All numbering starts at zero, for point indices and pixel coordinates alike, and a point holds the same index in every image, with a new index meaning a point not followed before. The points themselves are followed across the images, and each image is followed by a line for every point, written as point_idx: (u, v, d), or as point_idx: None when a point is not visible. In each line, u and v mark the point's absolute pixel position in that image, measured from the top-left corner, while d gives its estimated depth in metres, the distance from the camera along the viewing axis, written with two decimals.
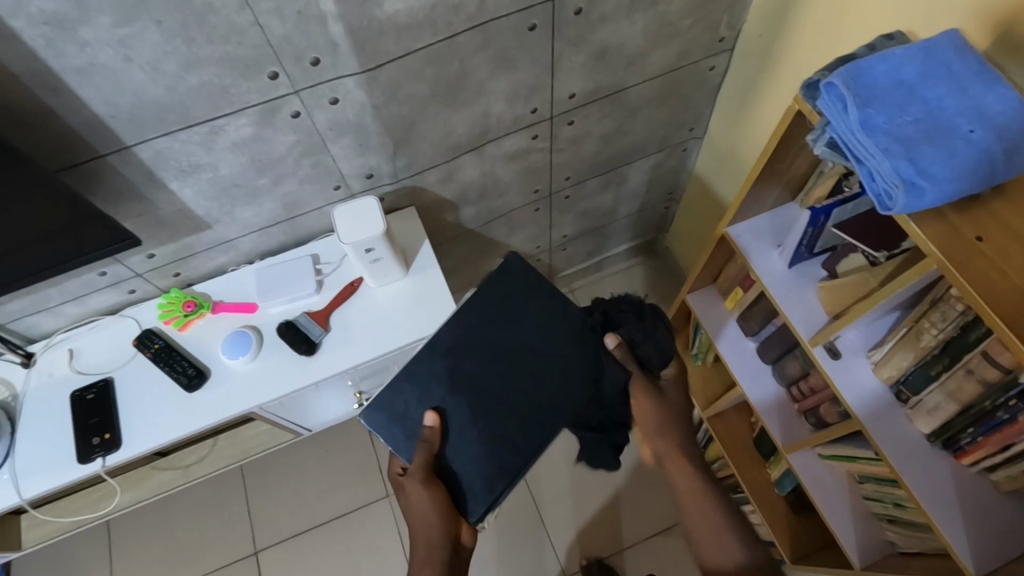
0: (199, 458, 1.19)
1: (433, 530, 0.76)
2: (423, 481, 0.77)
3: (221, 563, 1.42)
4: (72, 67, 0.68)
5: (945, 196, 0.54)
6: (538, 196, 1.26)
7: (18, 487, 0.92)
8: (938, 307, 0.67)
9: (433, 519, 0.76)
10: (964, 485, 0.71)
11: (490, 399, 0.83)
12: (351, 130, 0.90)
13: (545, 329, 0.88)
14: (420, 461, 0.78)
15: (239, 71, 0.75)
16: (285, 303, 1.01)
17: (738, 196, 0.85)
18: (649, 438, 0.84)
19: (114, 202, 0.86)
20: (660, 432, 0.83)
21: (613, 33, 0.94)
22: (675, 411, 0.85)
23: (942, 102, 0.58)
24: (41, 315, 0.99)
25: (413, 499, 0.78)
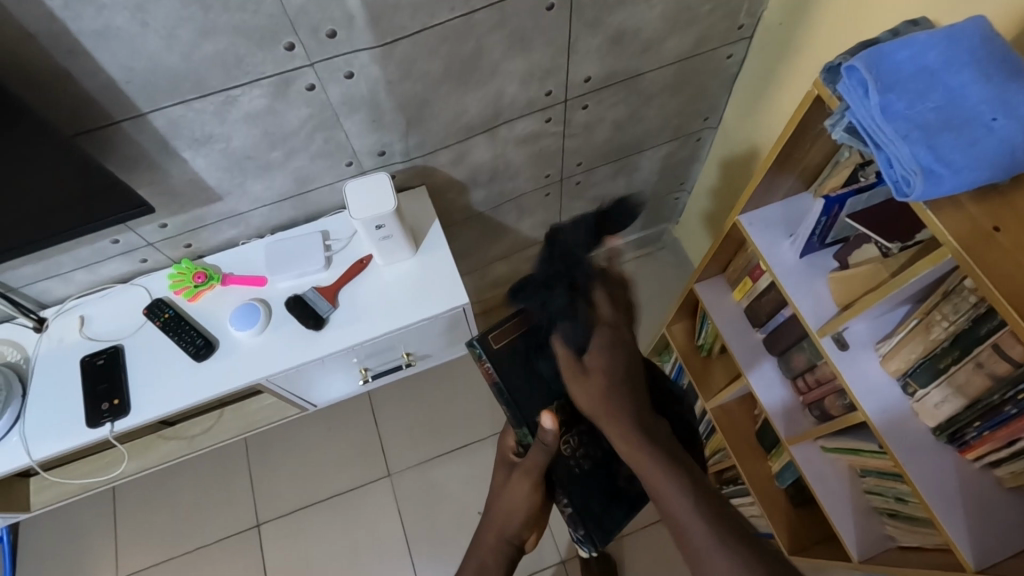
0: (204, 429, 1.21)
1: (510, 523, 0.77)
2: (530, 486, 0.76)
3: (223, 535, 1.44)
4: (90, 30, 0.68)
5: (963, 184, 0.54)
6: (549, 180, 1.25)
7: (28, 447, 0.93)
8: (951, 299, 0.66)
9: (516, 515, 0.77)
10: (968, 480, 0.70)
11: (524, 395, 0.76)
12: (364, 105, 0.90)
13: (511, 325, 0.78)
14: (537, 461, 0.74)
15: (254, 41, 0.75)
16: (295, 278, 1.02)
17: (751, 183, 0.84)
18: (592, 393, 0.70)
19: (128, 170, 0.86)
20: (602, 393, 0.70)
21: (631, 16, 0.93)
22: (602, 386, 0.70)
23: (965, 89, 0.57)
24: (52, 280, 1.01)
25: (514, 489, 0.77)
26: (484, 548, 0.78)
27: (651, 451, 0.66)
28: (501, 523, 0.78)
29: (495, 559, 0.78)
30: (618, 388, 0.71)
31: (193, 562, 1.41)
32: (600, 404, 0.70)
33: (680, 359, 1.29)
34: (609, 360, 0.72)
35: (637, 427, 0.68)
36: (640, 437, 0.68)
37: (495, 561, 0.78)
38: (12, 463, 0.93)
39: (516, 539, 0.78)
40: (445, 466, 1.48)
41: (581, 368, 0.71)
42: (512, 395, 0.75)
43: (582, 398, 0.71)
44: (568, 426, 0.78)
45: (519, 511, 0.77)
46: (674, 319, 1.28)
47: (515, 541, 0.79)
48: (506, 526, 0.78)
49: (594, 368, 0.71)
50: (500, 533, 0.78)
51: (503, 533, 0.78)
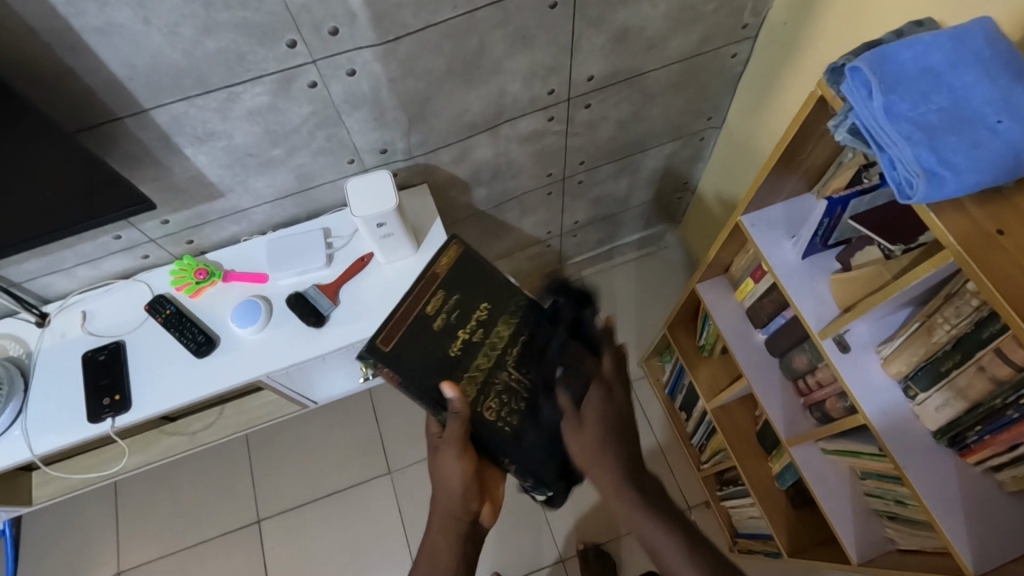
0: (206, 426, 1.21)
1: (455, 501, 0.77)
2: (457, 455, 0.74)
3: (223, 530, 1.44)
4: (92, 26, 0.68)
5: (967, 187, 0.53)
6: (552, 179, 1.25)
7: (29, 442, 0.94)
8: (953, 302, 0.66)
9: (456, 494, 0.77)
10: (969, 483, 0.70)
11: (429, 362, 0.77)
12: (366, 102, 0.90)
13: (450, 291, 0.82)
14: (455, 430, 0.73)
15: (256, 38, 0.75)
16: (296, 275, 1.02)
17: (753, 184, 0.84)
18: (588, 457, 0.72)
19: (130, 166, 0.86)
20: (599, 451, 0.72)
21: (635, 14, 0.92)
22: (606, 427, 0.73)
23: (969, 91, 0.56)
24: (55, 276, 1.01)
25: (446, 469, 0.76)
26: (435, 529, 0.79)
27: (642, 515, 0.71)
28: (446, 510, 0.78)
29: (446, 543, 0.78)
30: (614, 444, 0.73)
31: (194, 557, 1.42)
32: (595, 458, 0.72)
33: (682, 359, 1.28)
34: (600, 421, 0.73)
35: (627, 494, 0.72)
36: (630, 492, 0.72)
37: (447, 542, 0.78)
38: (13, 458, 0.93)
39: (465, 515, 0.79)
40: None
41: (574, 419, 0.73)
42: (408, 365, 0.76)
43: (576, 448, 0.72)
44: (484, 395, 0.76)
45: (456, 486, 0.76)
46: (675, 319, 1.28)
47: (467, 517, 0.79)
48: (452, 509, 0.78)
49: (586, 436, 0.72)
50: (449, 515, 0.78)
51: (450, 515, 0.79)
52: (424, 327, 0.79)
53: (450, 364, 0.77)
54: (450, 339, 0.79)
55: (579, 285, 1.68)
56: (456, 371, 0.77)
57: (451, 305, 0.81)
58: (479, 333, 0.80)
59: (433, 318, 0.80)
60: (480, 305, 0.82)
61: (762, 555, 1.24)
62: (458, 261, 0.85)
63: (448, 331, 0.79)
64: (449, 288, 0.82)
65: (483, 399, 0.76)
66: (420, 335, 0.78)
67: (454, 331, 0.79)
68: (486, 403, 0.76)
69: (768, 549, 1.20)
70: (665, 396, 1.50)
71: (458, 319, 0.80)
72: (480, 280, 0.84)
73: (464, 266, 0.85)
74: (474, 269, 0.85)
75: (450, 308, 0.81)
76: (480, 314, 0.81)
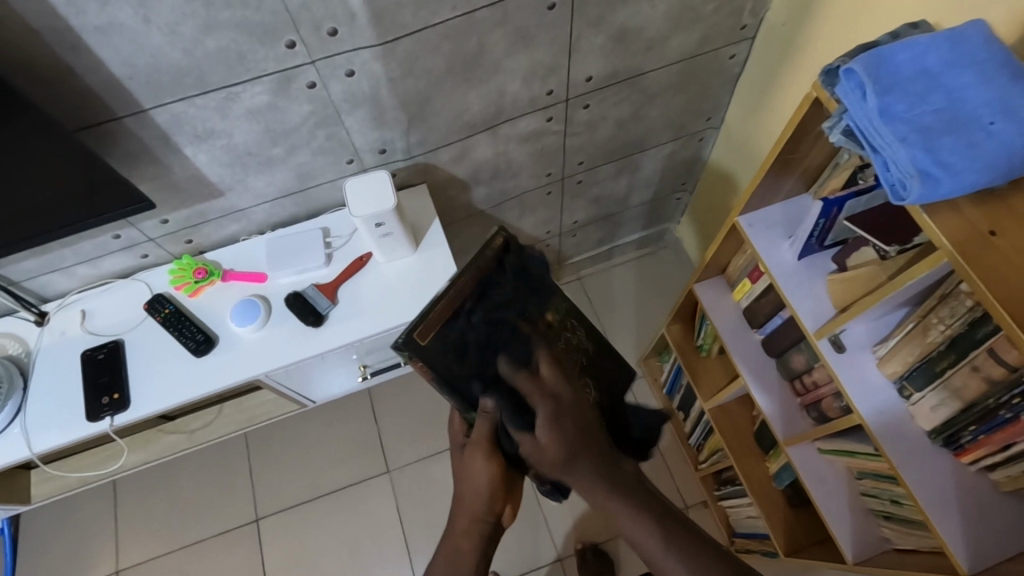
0: (205, 424, 1.21)
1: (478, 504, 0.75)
2: (486, 456, 0.73)
3: (222, 528, 1.45)
4: (92, 26, 0.69)
5: (961, 188, 0.54)
6: (551, 178, 1.25)
7: (29, 441, 0.94)
8: (948, 302, 0.66)
9: (482, 496, 0.75)
10: (963, 483, 0.70)
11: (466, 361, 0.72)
12: (365, 102, 0.90)
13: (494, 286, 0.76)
14: (486, 430, 0.72)
15: (256, 37, 0.75)
16: (295, 274, 1.02)
17: (751, 185, 0.84)
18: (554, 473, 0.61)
19: (129, 165, 0.87)
20: (564, 464, 0.60)
21: (633, 15, 0.92)
22: (563, 437, 0.61)
23: (964, 92, 0.57)
24: (55, 275, 1.02)
25: (473, 471, 0.74)
26: (456, 533, 0.76)
27: (620, 507, 0.60)
28: (470, 511, 0.75)
29: (468, 545, 0.75)
30: (583, 453, 0.61)
31: (193, 554, 1.42)
32: (560, 470, 0.61)
33: (680, 359, 1.29)
34: (558, 436, 0.60)
35: (613, 494, 0.60)
36: (613, 497, 0.61)
37: (469, 545, 0.75)
38: (12, 457, 0.93)
39: (490, 518, 0.76)
40: (444, 463, 1.48)
41: (528, 435, 0.63)
42: (444, 363, 0.71)
43: (542, 469, 0.62)
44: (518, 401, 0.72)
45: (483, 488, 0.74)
46: (674, 319, 1.29)
47: (490, 519, 0.76)
48: (476, 510, 0.75)
49: (547, 452, 0.61)
50: (472, 517, 0.75)
51: (474, 517, 0.76)
52: (466, 324, 0.73)
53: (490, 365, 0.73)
54: (493, 341, 0.73)
55: (578, 284, 1.68)
56: (492, 372, 0.71)
57: (498, 304, 0.75)
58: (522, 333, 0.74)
59: (476, 314, 0.74)
60: (530, 306, 0.77)
61: (760, 555, 1.24)
62: (504, 252, 0.78)
63: (489, 328, 0.73)
64: (497, 285, 0.76)
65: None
66: (462, 333, 0.73)
67: (496, 329, 0.73)
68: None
69: (766, 548, 1.20)
70: (663, 396, 1.51)
71: (504, 320, 0.75)
72: (529, 278, 0.79)
73: (510, 260, 0.78)
74: (520, 263, 0.78)
75: (497, 307, 0.75)
76: (528, 316, 0.76)
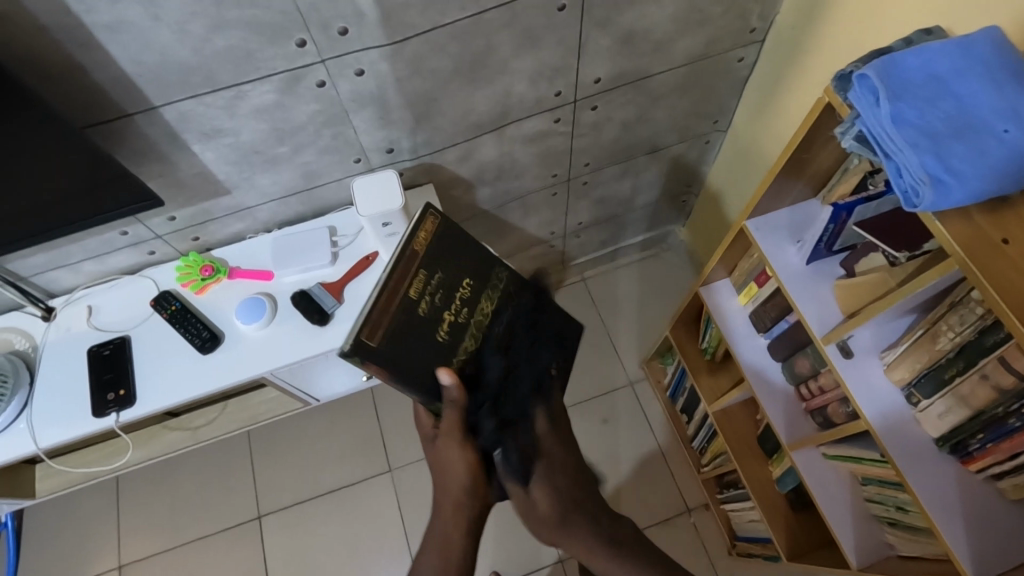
0: (208, 421, 1.21)
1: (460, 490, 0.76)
2: (458, 441, 0.74)
3: (224, 525, 1.45)
4: (103, 23, 0.69)
5: (972, 195, 0.54)
6: (556, 180, 1.25)
7: (34, 436, 0.94)
8: (957, 310, 0.66)
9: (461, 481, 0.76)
10: (969, 491, 0.70)
11: (415, 353, 0.74)
12: (373, 102, 0.90)
13: (431, 269, 0.79)
14: (452, 419, 0.74)
15: (266, 36, 0.76)
16: (301, 273, 1.02)
17: (760, 187, 0.84)
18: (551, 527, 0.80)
19: (137, 162, 0.87)
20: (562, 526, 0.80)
21: (641, 17, 0.92)
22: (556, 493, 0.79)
23: (976, 100, 0.56)
24: (61, 270, 1.02)
25: (447, 458, 0.76)
26: (445, 521, 0.78)
27: (603, 560, 0.82)
28: (452, 497, 0.77)
29: (455, 533, 0.78)
30: (572, 512, 0.80)
31: (194, 551, 1.43)
32: (555, 525, 0.80)
33: (684, 361, 1.28)
34: (549, 492, 0.78)
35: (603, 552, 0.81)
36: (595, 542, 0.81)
37: (458, 532, 0.78)
38: (18, 451, 0.94)
39: (473, 502, 0.77)
40: None
41: (525, 495, 0.78)
42: (394, 360, 0.73)
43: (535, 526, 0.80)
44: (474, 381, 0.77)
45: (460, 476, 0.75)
46: (677, 322, 1.28)
47: (474, 504, 0.77)
48: (458, 496, 0.77)
49: (541, 509, 0.78)
50: (455, 502, 0.77)
51: (458, 502, 0.77)
52: (407, 313, 0.75)
53: (439, 350, 0.76)
54: (437, 324, 0.77)
55: (582, 285, 1.68)
56: (446, 357, 0.76)
57: (434, 285, 0.79)
58: (462, 313, 0.79)
59: (417, 303, 0.77)
60: (465, 281, 0.81)
61: (762, 560, 1.24)
62: (437, 232, 0.82)
63: (433, 315, 0.77)
64: (431, 266, 0.79)
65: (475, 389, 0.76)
66: (406, 322, 0.75)
67: (439, 314, 0.78)
68: (478, 390, 0.76)
69: (768, 553, 1.20)
70: (666, 399, 1.50)
71: (443, 300, 0.79)
72: (463, 254, 0.83)
73: (442, 236, 0.82)
74: (453, 238, 0.83)
75: (434, 289, 0.79)
76: (463, 291, 0.81)
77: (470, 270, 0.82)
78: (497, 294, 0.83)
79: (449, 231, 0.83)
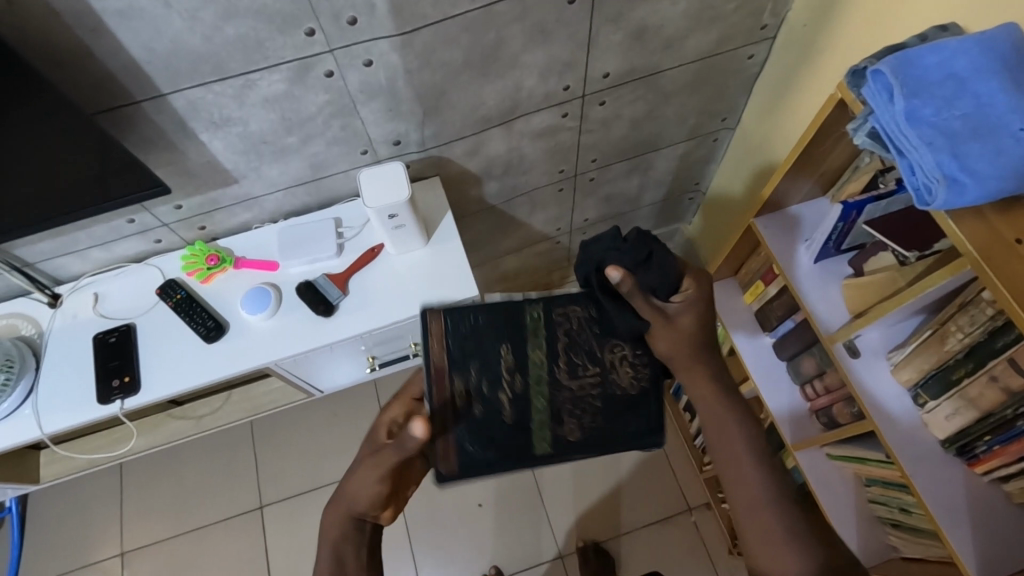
0: (211, 411, 1.22)
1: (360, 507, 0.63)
2: (383, 473, 0.63)
3: (225, 514, 1.45)
4: (113, 9, 0.69)
5: (987, 195, 0.53)
6: (563, 175, 1.25)
7: (39, 421, 0.95)
8: (967, 310, 0.65)
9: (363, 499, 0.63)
10: (975, 493, 0.70)
11: (492, 441, 0.72)
12: (382, 93, 0.90)
13: (467, 360, 0.76)
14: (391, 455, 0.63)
15: (276, 25, 0.75)
16: (306, 264, 1.02)
17: (769, 186, 0.84)
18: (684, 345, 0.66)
19: (145, 150, 0.87)
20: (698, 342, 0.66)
21: (653, 13, 0.92)
22: (689, 334, 0.66)
23: (994, 98, 0.55)
24: (68, 257, 1.02)
25: (357, 482, 0.63)
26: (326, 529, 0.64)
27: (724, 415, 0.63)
28: (345, 502, 0.64)
29: (344, 541, 0.63)
30: (705, 341, 0.67)
31: (196, 540, 1.44)
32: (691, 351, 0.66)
33: None
34: (692, 305, 0.68)
35: (725, 401, 0.64)
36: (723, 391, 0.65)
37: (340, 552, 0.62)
38: (24, 436, 0.94)
39: (365, 520, 0.64)
40: None
41: (664, 316, 0.67)
42: (478, 462, 0.71)
43: (664, 343, 0.67)
44: (559, 420, 0.74)
45: (364, 496, 0.63)
46: None
47: (364, 521, 0.64)
48: (355, 503, 0.63)
49: (682, 320, 0.67)
50: (351, 510, 0.64)
51: (349, 510, 0.64)
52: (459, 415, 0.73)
53: (512, 429, 0.73)
54: (497, 406, 0.74)
55: None
56: (523, 430, 0.73)
57: (476, 379, 0.75)
58: (515, 381, 0.76)
59: (471, 406, 0.74)
60: (502, 349, 0.77)
61: None
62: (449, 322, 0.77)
63: (488, 400, 0.74)
64: (462, 365, 0.75)
65: (560, 421, 0.74)
66: (469, 428, 0.72)
67: (494, 397, 0.74)
68: (567, 425, 0.74)
69: None
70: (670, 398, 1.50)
71: (492, 385, 0.75)
72: (485, 324, 0.78)
73: (453, 321, 0.77)
74: (467, 317, 0.78)
75: (478, 379, 0.75)
76: (507, 360, 0.76)
77: (500, 333, 0.77)
78: (540, 334, 0.78)
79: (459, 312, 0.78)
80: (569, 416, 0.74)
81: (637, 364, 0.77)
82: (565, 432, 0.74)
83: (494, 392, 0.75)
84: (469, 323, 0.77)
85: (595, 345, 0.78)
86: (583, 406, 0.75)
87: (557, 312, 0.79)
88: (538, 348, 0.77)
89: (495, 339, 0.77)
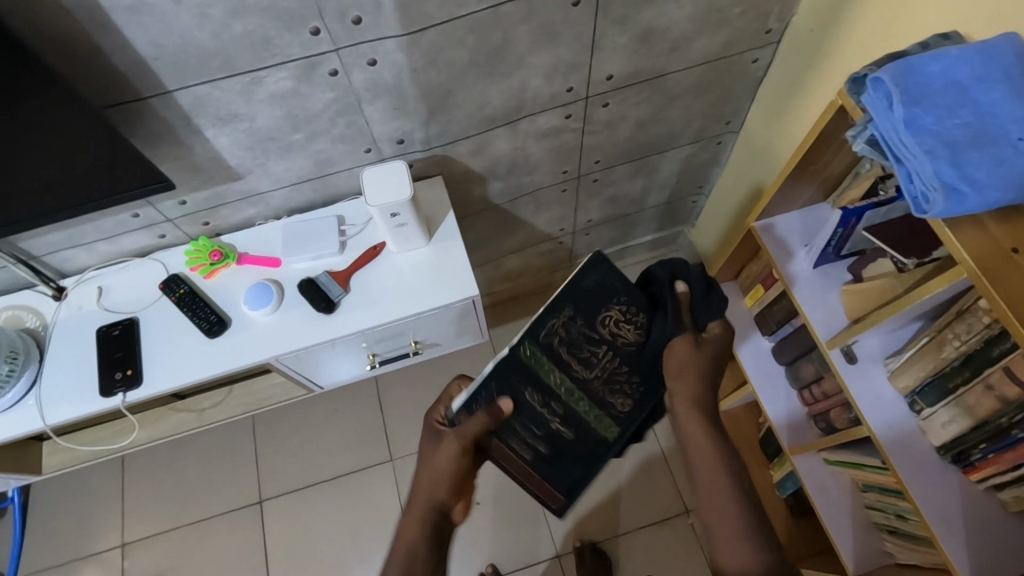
0: (214, 404, 1.23)
1: (439, 493, 0.77)
2: (459, 450, 0.76)
3: (225, 508, 1.46)
4: (122, 6, 0.69)
5: (986, 204, 0.53)
6: (566, 176, 1.25)
7: (42, 413, 0.96)
8: (964, 318, 0.65)
9: (442, 482, 0.77)
10: (970, 500, 0.70)
11: (558, 458, 0.82)
12: (386, 92, 0.90)
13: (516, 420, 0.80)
14: (473, 429, 0.77)
15: (283, 22, 0.76)
16: (309, 260, 1.03)
17: (768, 192, 0.84)
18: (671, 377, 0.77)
19: (152, 144, 0.87)
20: (682, 372, 0.77)
21: (659, 15, 0.92)
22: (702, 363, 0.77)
23: (996, 107, 0.55)
24: (75, 250, 1.03)
25: (439, 463, 0.77)
26: (410, 529, 0.75)
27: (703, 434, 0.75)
28: (429, 496, 0.77)
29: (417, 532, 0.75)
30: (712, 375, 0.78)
31: (195, 533, 1.45)
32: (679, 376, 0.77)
33: None
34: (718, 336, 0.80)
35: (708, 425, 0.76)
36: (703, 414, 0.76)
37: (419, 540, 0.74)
38: (27, 427, 0.95)
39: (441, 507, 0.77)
40: None
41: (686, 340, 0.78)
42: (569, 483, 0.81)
43: (675, 358, 0.77)
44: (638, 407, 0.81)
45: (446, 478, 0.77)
46: None
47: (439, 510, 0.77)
48: (434, 495, 0.77)
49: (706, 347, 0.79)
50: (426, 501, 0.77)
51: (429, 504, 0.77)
52: (531, 459, 0.81)
53: (571, 443, 0.81)
54: (547, 429, 0.81)
55: None
56: (592, 437, 0.81)
57: (536, 436, 0.81)
58: (561, 412, 0.81)
59: (528, 452, 0.81)
60: (526, 393, 0.80)
61: None
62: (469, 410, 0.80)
63: (547, 436, 0.81)
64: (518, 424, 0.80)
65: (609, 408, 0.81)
66: (542, 461, 0.81)
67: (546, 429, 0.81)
68: (621, 398, 0.81)
69: None
70: None
71: (542, 432, 0.81)
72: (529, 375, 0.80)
73: (501, 385, 0.80)
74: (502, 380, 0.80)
75: (535, 437, 0.81)
76: (535, 401, 0.80)
77: (508, 384, 0.80)
78: (547, 362, 0.80)
79: (501, 376, 0.80)
80: (612, 395, 0.81)
81: (630, 319, 0.80)
82: (618, 408, 0.81)
83: (537, 420, 0.81)
84: (511, 373, 0.80)
85: (588, 330, 0.80)
86: (617, 380, 0.81)
87: (542, 335, 0.80)
88: (551, 369, 0.80)
89: (532, 384, 0.80)
